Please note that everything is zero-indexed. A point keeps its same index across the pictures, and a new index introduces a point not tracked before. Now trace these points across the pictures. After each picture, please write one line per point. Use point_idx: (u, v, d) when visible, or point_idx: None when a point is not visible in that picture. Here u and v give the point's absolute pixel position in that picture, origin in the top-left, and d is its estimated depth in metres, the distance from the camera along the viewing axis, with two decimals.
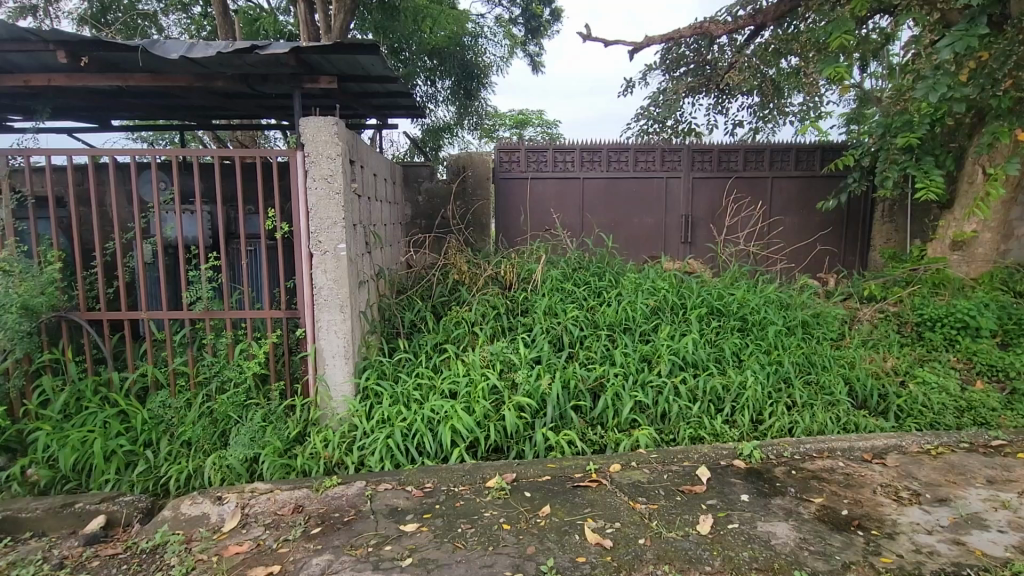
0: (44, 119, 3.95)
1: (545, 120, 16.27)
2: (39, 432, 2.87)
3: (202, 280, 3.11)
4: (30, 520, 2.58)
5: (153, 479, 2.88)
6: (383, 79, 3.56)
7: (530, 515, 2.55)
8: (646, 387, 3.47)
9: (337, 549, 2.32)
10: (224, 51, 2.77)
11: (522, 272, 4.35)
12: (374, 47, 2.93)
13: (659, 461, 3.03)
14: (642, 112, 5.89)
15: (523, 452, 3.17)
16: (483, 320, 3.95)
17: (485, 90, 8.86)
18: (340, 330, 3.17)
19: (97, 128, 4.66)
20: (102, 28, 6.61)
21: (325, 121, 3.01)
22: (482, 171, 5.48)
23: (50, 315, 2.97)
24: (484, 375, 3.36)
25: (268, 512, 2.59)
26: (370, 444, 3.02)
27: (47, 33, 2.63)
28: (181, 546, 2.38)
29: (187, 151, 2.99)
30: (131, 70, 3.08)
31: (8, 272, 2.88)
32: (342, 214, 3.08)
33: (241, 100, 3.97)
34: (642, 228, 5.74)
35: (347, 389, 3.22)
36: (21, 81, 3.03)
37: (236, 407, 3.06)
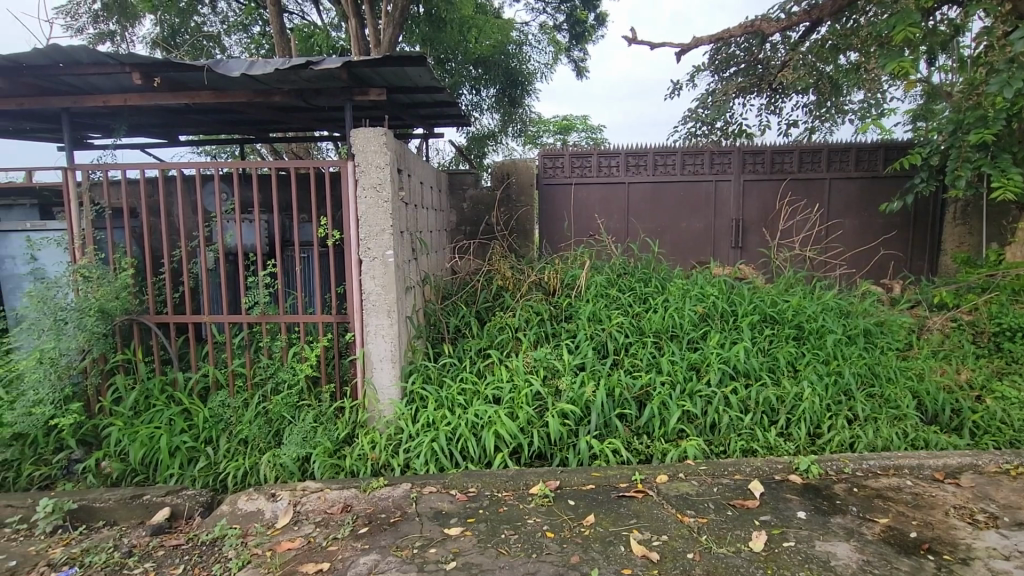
0: (120, 136, 4.27)
1: (590, 125, 16.22)
2: (112, 427, 3.09)
3: (260, 285, 3.26)
4: (103, 510, 2.77)
5: (214, 474, 3.03)
6: (431, 90, 3.64)
7: (574, 524, 2.51)
8: (694, 397, 3.35)
9: (383, 549, 2.36)
10: (280, 68, 2.88)
11: (566, 278, 4.32)
12: (422, 59, 3.00)
13: (709, 474, 2.91)
14: (690, 115, 5.75)
15: (567, 459, 3.14)
16: (527, 326, 3.94)
17: (530, 96, 8.92)
18: (387, 335, 3.24)
19: (166, 143, 4.99)
20: (172, 51, 7.11)
21: (375, 132, 3.11)
22: (526, 178, 5.47)
23: (123, 318, 3.20)
24: (528, 381, 3.35)
25: (318, 510, 2.67)
26: (415, 447, 3.06)
27: (124, 57, 2.84)
28: (238, 540, 2.49)
29: (246, 163, 3.14)
30: (197, 89, 3.29)
31: (87, 278, 3.12)
32: (390, 221, 3.16)
33: (297, 114, 4.15)
34: (690, 233, 5.60)
35: (393, 392, 3.28)
36: (102, 102, 3.29)
37: (290, 407, 3.18)
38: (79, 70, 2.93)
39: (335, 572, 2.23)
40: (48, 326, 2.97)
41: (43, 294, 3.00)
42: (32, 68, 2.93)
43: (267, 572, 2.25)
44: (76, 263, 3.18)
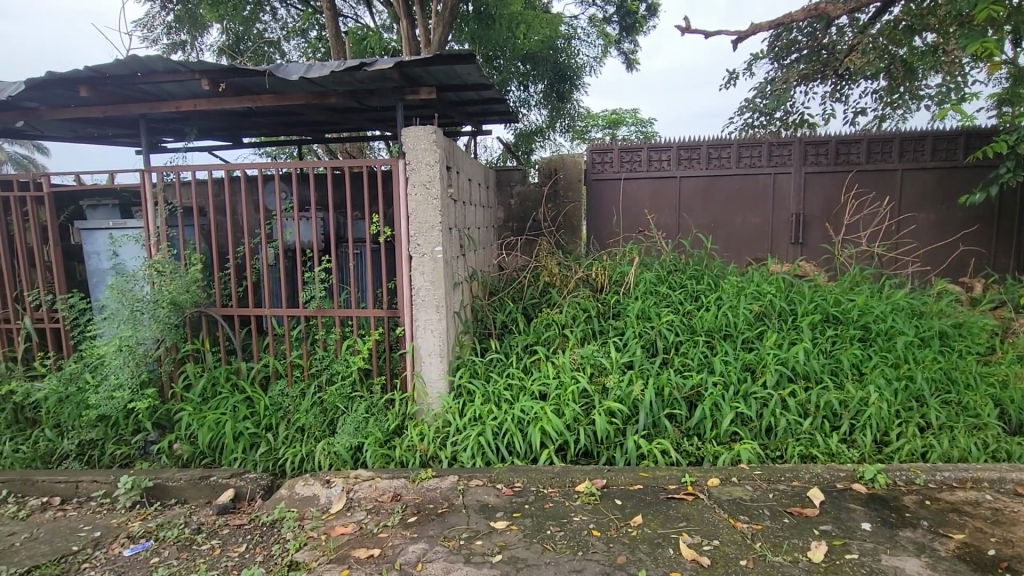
0: (191, 139, 4.56)
1: (640, 119, 15.89)
2: (183, 412, 3.31)
3: (316, 280, 3.40)
4: (175, 488, 2.97)
5: (273, 459, 3.20)
6: (479, 87, 3.66)
7: (621, 524, 2.47)
8: (749, 399, 3.22)
9: (431, 539, 2.41)
10: (336, 70, 2.98)
11: (614, 274, 4.25)
12: (471, 57, 3.02)
13: (765, 479, 2.80)
14: (747, 105, 5.52)
15: (614, 459, 3.09)
16: (574, 322, 3.91)
17: (578, 91, 8.81)
18: (435, 329, 3.30)
19: (231, 145, 5.27)
20: (236, 57, 7.51)
21: (425, 130, 3.16)
22: (573, 173, 5.41)
23: (193, 310, 3.42)
24: (575, 378, 3.32)
25: (370, 498, 2.76)
26: (462, 440, 3.10)
27: (194, 64, 3.02)
28: (295, 523, 2.62)
29: (304, 164, 3.30)
30: (259, 92, 3.46)
31: (161, 272, 3.36)
32: (439, 218, 3.21)
33: (351, 114, 4.29)
34: (746, 228, 5.38)
35: (442, 386, 3.34)
36: (174, 107, 3.52)
37: (343, 398, 3.30)
38: (154, 78, 3.14)
39: (386, 559, 2.29)
40: (126, 317, 3.22)
41: (122, 287, 3.25)
42: (115, 78, 3.17)
43: (321, 555, 2.35)
44: (151, 259, 3.42)
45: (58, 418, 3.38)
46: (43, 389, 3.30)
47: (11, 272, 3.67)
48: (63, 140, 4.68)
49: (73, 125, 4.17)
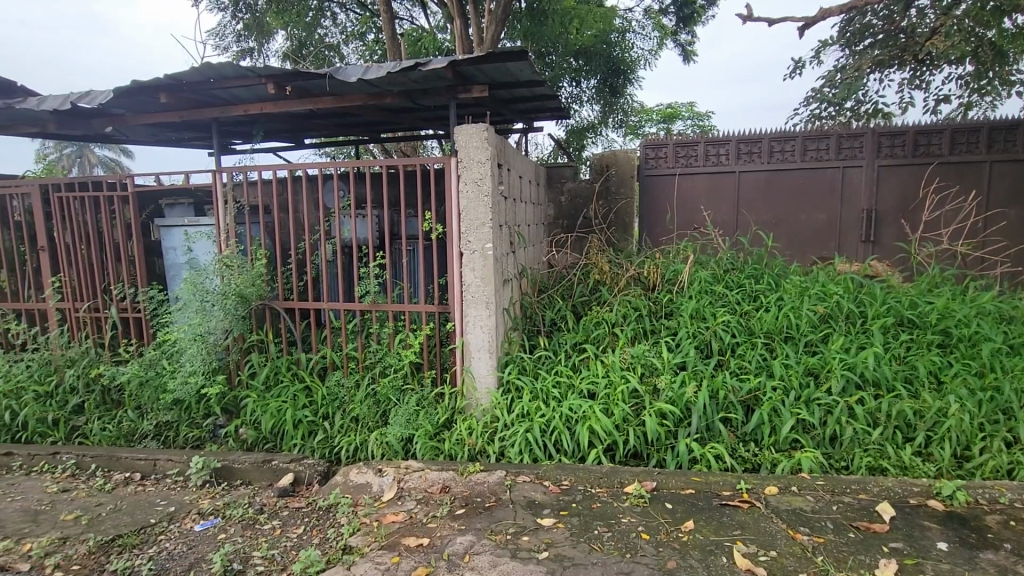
0: (258, 141, 4.82)
1: (697, 112, 15.38)
2: (248, 398, 3.51)
3: (371, 275, 3.52)
4: (241, 470, 3.16)
5: (329, 447, 3.34)
6: (531, 84, 3.65)
7: (671, 528, 2.41)
8: (812, 405, 3.05)
9: (479, 532, 2.44)
10: (392, 71, 3.06)
11: (667, 273, 4.15)
12: (523, 54, 3.02)
13: (828, 490, 2.64)
14: (814, 95, 5.23)
15: (664, 461, 3.02)
16: (624, 321, 3.84)
17: (632, 85, 8.62)
18: (485, 325, 3.33)
19: (294, 146, 5.52)
20: (299, 62, 7.88)
21: (476, 128, 3.19)
22: (626, 169, 5.28)
23: (258, 303, 3.62)
24: (625, 378, 3.26)
25: (419, 488, 2.83)
26: (510, 436, 3.12)
27: (261, 69, 3.19)
28: (350, 508, 2.72)
29: (361, 163, 3.42)
30: (320, 95, 3.60)
31: (229, 267, 3.57)
32: (490, 215, 3.24)
33: (405, 114, 4.40)
34: (811, 225, 5.10)
35: (490, 381, 3.37)
36: (244, 111, 3.73)
37: (396, 390, 3.40)
38: (225, 83, 3.34)
39: (434, 549, 2.34)
40: (197, 308, 3.44)
41: (195, 280, 3.48)
42: (191, 85, 3.39)
43: (373, 541, 2.43)
44: (221, 254, 3.64)
45: (139, 401, 3.67)
46: (127, 373, 3.59)
47: (100, 266, 4.02)
48: (146, 144, 5.07)
49: (153, 129, 4.50)
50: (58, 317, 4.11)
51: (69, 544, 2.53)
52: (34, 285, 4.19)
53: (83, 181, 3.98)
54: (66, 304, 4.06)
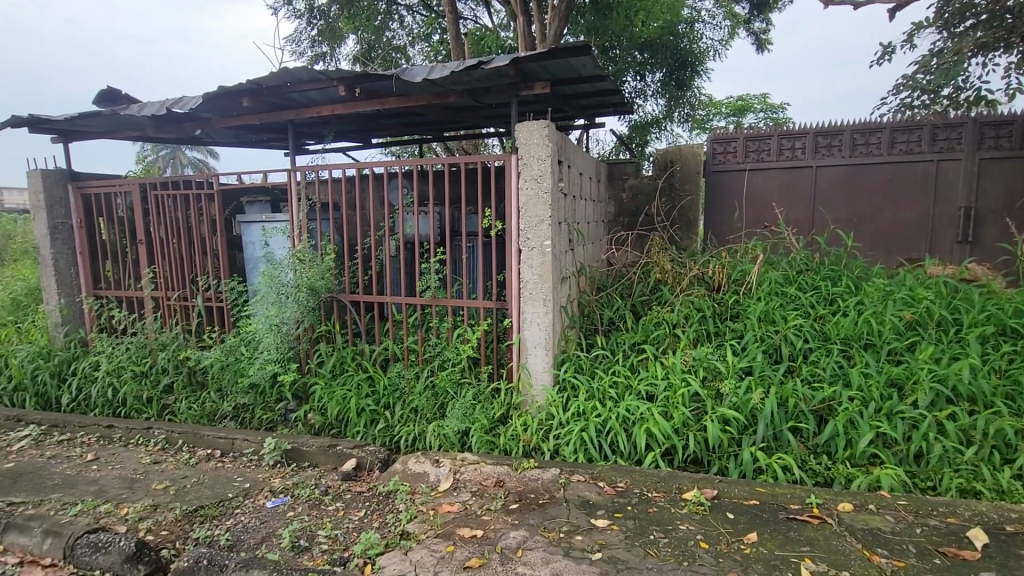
0: (329, 141, 5.06)
1: (771, 104, 14.57)
2: (317, 385, 3.72)
3: (432, 271, 3.61)
4: (308, 453, 3.35)
5: (390, 436, 3.46)
6: (594, 79, 3.60)
7: (732, 539, 2.31)
8: (894, 419, 2.81)
9: (532, 527, 2.46)
10: (456, 70, 3.12)
11: (734, 273, 3.97)
12: (586, 48, 2.98)
13: (910, 510, 2.44)
14: (904, 82, 4.81)
15: (726, 469, 2.90)
16: (686, 322, 3.71)
17: (700, 77, 8.28)
18: (542, 322, 3.33)
19: (362, 145, 5.75)
20: (368, 64, 8.21)
21: (537, 125, 3.20)
22: (692, 165, 5.06)
23: (327, 296, 3.81)
24: (686, 380, 3.15)
25: (474, 481, 2.88)
26: (565, 435, 3.10)
27: (333, 72, 3.34)
28: (408, 496, 2.82)
29: (424, 162, 3.51)
30: (387, 95, 3.73)
31: (302, 261, 3.79)
32: (549, 212, 3.23)
33: (467, 113, 4.47)
34: (897, 224, 4.71)
35: (546, 379, 3.36)
36: (317, 113, 3.93)
37: (453, 383, 3.46)
38: (300, 86, 3.53)
39: (488, 541, 2.38)
40: (274, 299, 3.71)
41: (272, 273, 3.74)
42: (270, 89, 3.61)
43: (429, 529, 2.50)
44: (294, 249, 3.87)
45: (220, 383, 3.96)
46: (210, 358, 3.89)
47: (189, 259, 4.37)
48: (230, 145, 5.46)
49: (237, 132, 4.84)
50: (153, 305, 4.51)
51: (159, 511, 2.79)
52: (133, 275, 4.62)
53: (176, 180, 4.34)
54: (159, 292, 4.45)
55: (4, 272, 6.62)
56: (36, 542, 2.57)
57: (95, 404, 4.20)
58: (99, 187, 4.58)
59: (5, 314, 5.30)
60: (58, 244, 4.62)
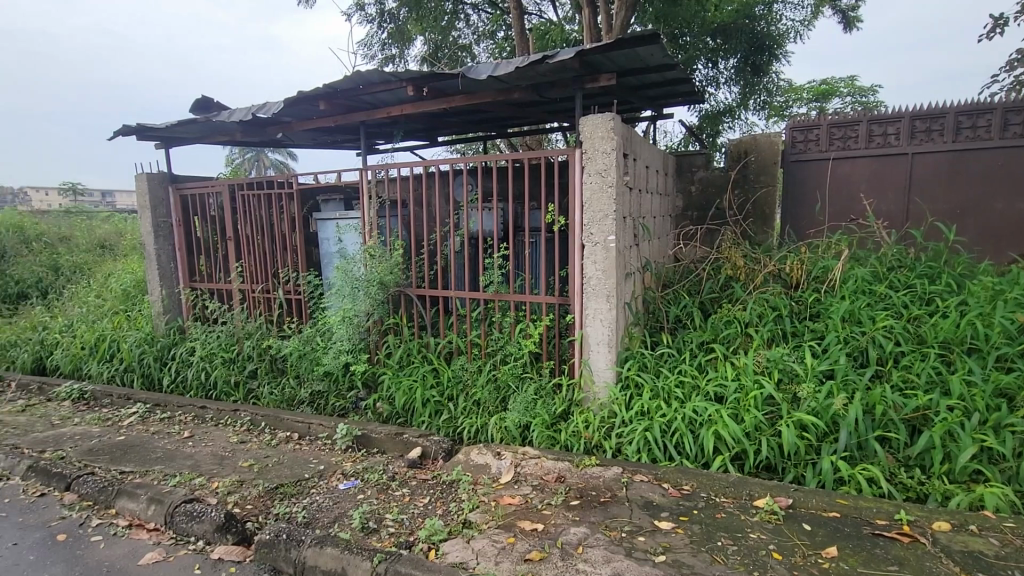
0: (397, 140, 5.24)
1: (859, 87, 13.45)
2: (385, 375, 3.88)
3: (495, 266, 3.65)
4: (377, 439, 3.51)
5: (453, 427, 3.55)
6: (662, 69, 3.48)
7: (808, 552, 2.18)
8: (1003, 433, 2.53)
9: (593, 525, 2.44)
10: (521, 65, 3.15)
11: (814, 269, 3.72)
12: (654, 37, 2.88)
13: (1020, 534, 2.19)
14: (1019, 58, 4.30)
15: (803, 478, 2.73)
16: (760, 321, 3.52)
17: (779, 61, 7.77)
18: (605, 319, 3.28)
19: (429, 143, 5.90)
20: (436, 64, 8.41)
21: (603, 118, 3.14)
22: (768, 154, 4.77)
23: (395, 289, 3.96)
24: (758, 383, 2.99)
25: (535, 475, 2.90)
26: (628, 433, 3.05)
27: (401, 73, 3.45)
28: (470, 486, 2.88)
29: (488, 158, 3.55)
30: (453, 93, 3.80)
31: (373, 256, 3.96)
32: (613, 206, 3.17)
33: (531, 108, 4.47)
34: (1010, 216, 4.24)
35: (609, 376, 3.32)
36: (387, 113, 4.08)
37: (515, 377, 3.49)
38: (371, 88, 3.67)
39: (549, 535, 2.39)
40: (348, 292, 3.92)
41: (345, 268, 3.95)
42: (344, 92, 3.79)
43: (491, 519, 2.55)
44: (365, 245, 4.05)
45: (298, 371, 4.24)
46: (290, 347, 4.17)
47: (272, 254, 4.69)
48: (308, 147, 5.79)
49: (314, 134, 5.12)
50: (240, 296, 4.89)
51: (245, 487, 3.04)
52: (223, 269, 5.02)
53: (260, 181, 4.66)
54: (245, 285, 4.81)
55: (116, 265, 7.41)
56: (142, 508, 2.88)
57: (190, 386, 4.62)
58: (194, 189, 5.01)
59: (117, 302, 5.94)
60: (160, 240, 5.12)
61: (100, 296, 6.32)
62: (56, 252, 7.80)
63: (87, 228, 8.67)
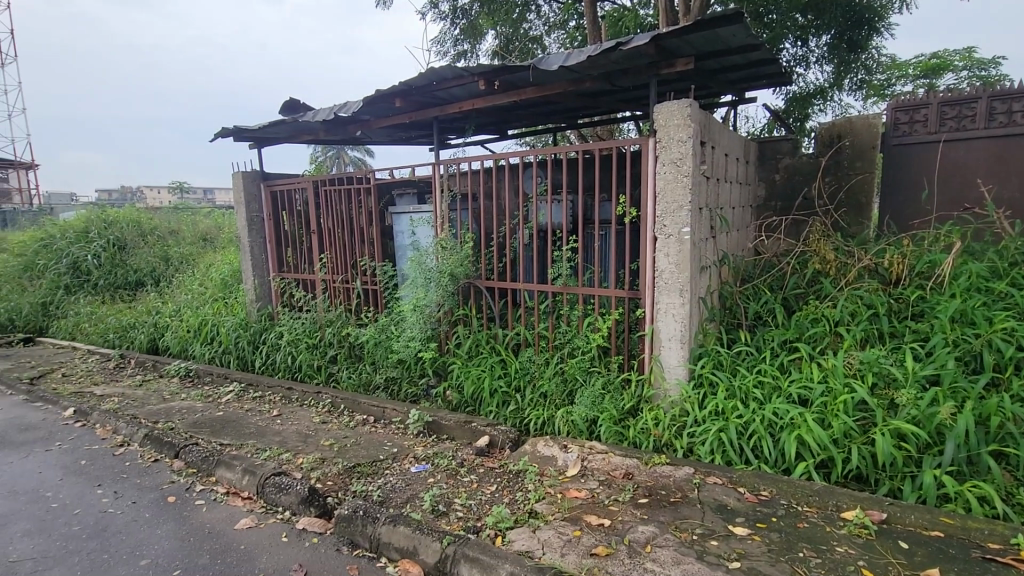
0: (469, 135, 5.33)
1: (978, 59, 11.90)
2: (454, 365, 4.00)
3: (564, 259, 3.64)
4: (447, 426, 3.62)
5: (520, 417, 3.58)
6: (745, 50, 3.28)
7: (904, 571, 2.00)
8: None
9: (662, 525, 2.38)
10: (593, 54, 3.09)
11: (918, 264, 3.37)
12: (737, 16, 2.72)
13: None
14: None
15: (899, 492, 2.50)
16: (852, 320, 3.24)
17: (881, 35, 7.03)
18: (678, 314, 3.16)
19: (499, 137, 5.95)
20: (508, 57, 8.45)
21: (679, 104, 3.02)
22: (865, 138, 4.36)
23: (465, 281, 4.06)
24: (849, 387, 2.76)
25: (602, 470, 2.87)
26: (701, 433, 2.94)
27: (474, 68, 3.51)
28: (537, 476, 2.91)
29: (558, 150, 3.53)
30: (524, 86, 3.81)
31: (445, 249, 4.08)
32: (688, 197, 3.04)
33: (603, 97, 4.38)
34: None
35: (681, 373, 3.21)
36: (459, 108, 4.16)
37: (582, 371, 3.46)
38: (445, 84, 3.77)
39: (615, 532, 2.36)
40: (421, 283, 4.09)
41: (419, 260, 4.12)
42: (418, 89, 3.90)
43: (557, 511, 2.56)
44: (438, 238, 4.18)
45: (373, 357, 4.46)
46: (367, 335, 4.42)
47: (351, 246, 4.95)
48: (384, 144, 6.04)
49: (390, 131, 5.33)
50: (323, 286, 5.21)
51: (326, 464, 3.25)
52: (308, 260, 5.38)
53: (341, 177, 4.93)
54: (327, 275, 5.13)
55: (216, 257, 8.14)
56: (238, 477, 3.17)
57: (278, 368, 5.00)
58: (283, 185, 5.38)
59: (216, 290, 6.53)
60: (254, 233, 5.56)
61: (202, 284, 6.98)
62: (166, 245, 8.68)
63: (192, 223, 9.56)
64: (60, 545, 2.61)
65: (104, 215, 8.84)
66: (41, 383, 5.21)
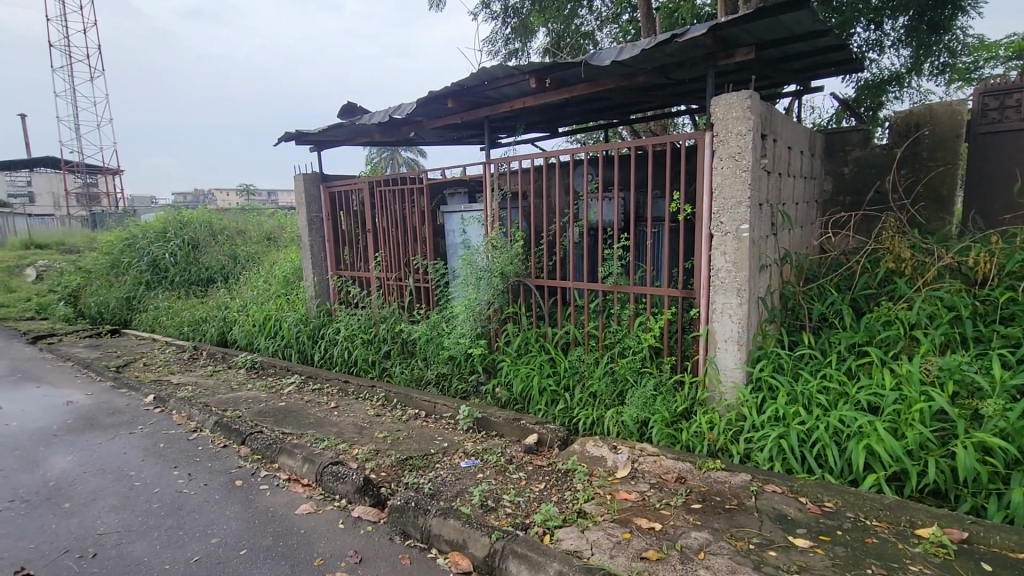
0: (519, 133, 5.34)
1: None
2: (503, 362, 4.03)
3: (614, 258, 3.58)
4: (495, 423, 3.66)
5: (569, 416, 3.56)
6: (811, 36, 3.10)
7: None
8: None
9: (716, 532, 2.30)
10: (647, 48, 3.02)
11: (1009, 263, 3.07)
12: (802, 1, 2.58)
13: None
14: None
15: (983, 510, 2.29)
16: (931, 323, 3.00)
17: (967, 14, 6.44)
18: (735, 314, 3.04)
19: (549, 135, 5.93)
20: (560, 54, 8.41)
21: (737, 96, 2.90)
22: (948, 127, 4.00)
23: (514, 280, 4.09)
24: (926, 395, 2.56)
25: (653, 473, 2.81)
26: (759, 439, 2.82)
27: (525, 66, 3.51)
28: (586, 476, 2.88)
29: (610, 147, 3.47)
30: (575, 83, 3.78)
31: (495, 248, 4.12)
32: (747, 192, 2.91)
33: (657, 91, 4.26)
34: None
35: (737, 376, 3.08)
36: (510, 107, 4.18)
37: (633, 371, 3.39)
38: (496, 83, 3.79)
39: (667, 536, 2.30)
40: (472, 281, 4.16)
41: (470, 259, 4.18)
42: (470, 89, 3.95)
43: (606, 512, 2.52)
44: (488, 236, 4.22)
45: (425, 353, 4.56)
46: (419, 331, 4.54)
47: (404, 245, 5.09)
48: (436, 144, 6.15)
49: (442, 131, 5.43)
50: (377, 283, 5.38)
51: (380, 455, 3.36)
52: (364, 259, 5.57)
53: (396, 178, 5.07)
54: (382, 273, 5.29)
55: (279, 255, 8.57)
56: (298, 465, 3.34)
57: (336, 362, 5.21)
58: (341, 186, 5.60)
59: (279, 287, 6.87)
60: (314, 232, 5.82)
61: (267, 281, 7.37)
62: (235, 244, 9.23)
63: (258, 223, 10.11)
64: (141, 521, 2.83)
65: (180, 216, 9.49)
66: (126, 371, 5.68)
